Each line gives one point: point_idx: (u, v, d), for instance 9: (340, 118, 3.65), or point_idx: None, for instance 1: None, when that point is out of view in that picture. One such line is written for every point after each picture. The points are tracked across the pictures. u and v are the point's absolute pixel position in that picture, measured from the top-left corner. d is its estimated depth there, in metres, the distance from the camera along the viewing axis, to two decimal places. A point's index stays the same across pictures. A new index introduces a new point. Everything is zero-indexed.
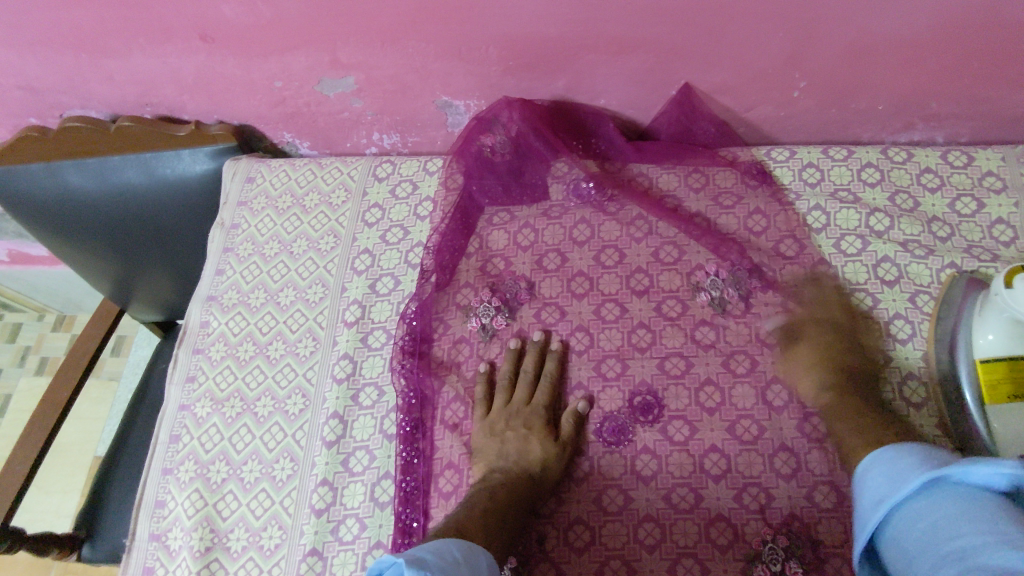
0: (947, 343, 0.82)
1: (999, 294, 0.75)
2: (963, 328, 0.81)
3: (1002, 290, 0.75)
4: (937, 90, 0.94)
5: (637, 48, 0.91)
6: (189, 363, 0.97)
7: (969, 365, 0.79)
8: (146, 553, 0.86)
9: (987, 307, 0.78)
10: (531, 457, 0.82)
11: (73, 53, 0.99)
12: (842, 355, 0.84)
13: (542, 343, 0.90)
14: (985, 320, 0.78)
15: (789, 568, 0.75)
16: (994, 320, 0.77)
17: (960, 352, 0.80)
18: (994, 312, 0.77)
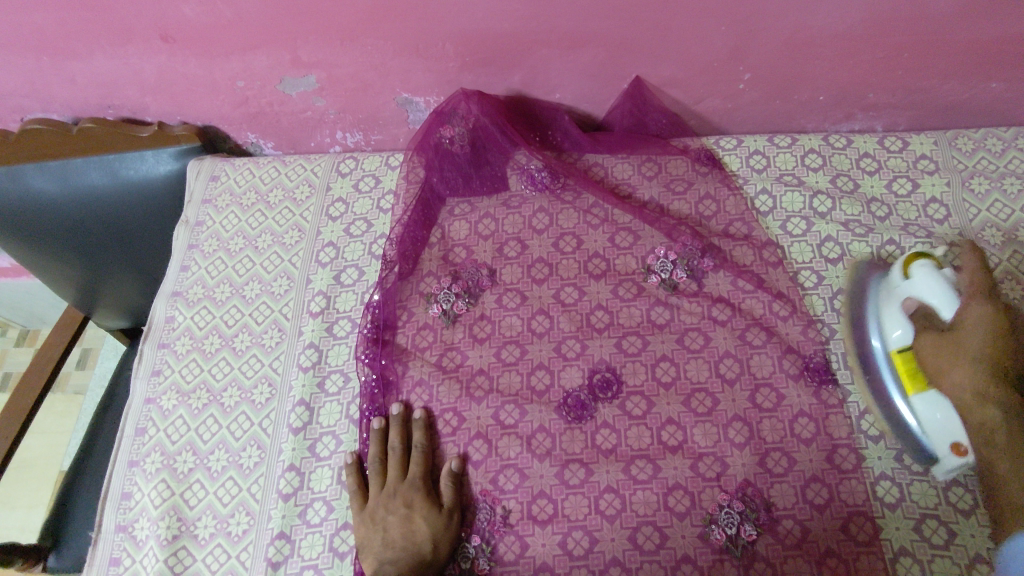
0: (862, 347, 0.86)
1: (913, 282, 0.81)
2: (872, 324, 0.86)
3: (915, 276, 0.81)
4: (872, 81, 1.00)
5: (588, 43, 0.95)
6: (155, 357, 0.98)
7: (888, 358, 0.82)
8: (112, 544, 0.86)
9: (886, 307, 0.84)
10: (421, 542, 0.79)
11: (34, 55, 1.00)
12: (1003, 347, 0.74)
13: (402, 415, 0.88)
14: (891, 317, 0.83)
15: (743, 531, 0.78)
16: (900, 313, 0.82)
17: (873, 350, 0.85)
18: (896, 308, 0.83)
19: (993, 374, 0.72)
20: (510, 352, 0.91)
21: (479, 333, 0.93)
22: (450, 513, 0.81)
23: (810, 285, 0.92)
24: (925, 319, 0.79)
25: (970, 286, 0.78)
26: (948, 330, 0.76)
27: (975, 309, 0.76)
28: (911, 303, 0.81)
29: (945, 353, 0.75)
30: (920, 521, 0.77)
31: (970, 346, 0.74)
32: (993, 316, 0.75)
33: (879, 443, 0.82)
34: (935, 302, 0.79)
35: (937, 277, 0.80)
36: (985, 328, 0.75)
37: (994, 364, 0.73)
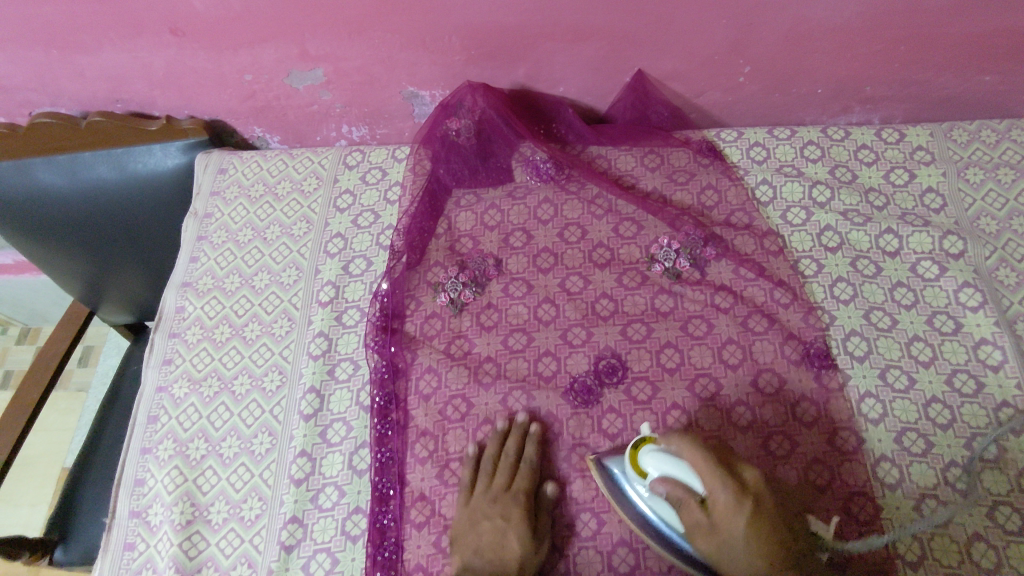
0: (639, 520, 0.78)
1: (652, 476, 0.76)
2: (631, 493, 0.79)
3: (653, 474, 0.75)
4: (869, 74, 1.02)
5: (592, 36, 0.96)
6: (166, 347, 0.99)
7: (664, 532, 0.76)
8: (126, 529, 0.87)
9: (649, 495, 0.77)
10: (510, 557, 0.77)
11: (43, 49, 1.01)
12: (767, 538, 0.70)
13: (525, 425, 0.87)
14: (656, 502, 0.76)
15: None
16: (666, 504, 0.76)
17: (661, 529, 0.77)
18: (658, 499, 0.76)
19: (776, 568, 0.69)
20: (516, 339, 0.93)
21: (486, 321, 0.94)
22: (543, 534, 0.80)
23: (810, 272, 0.94)
24: (687, 506, 0.73)
25: (702, 468, 0.72)
26: (706, 520, 0.72)
27: (721, 497, 0.71)
28: (660, 487, 0.75)
29: (721, 550, 0.71)
30: (918, 500, 0.79)
31: (737, 546, 0.70)
32: (743, 501, 0.71)
33: (879, 426, 0.83)
34: (685, 480, 0.74)
35: (669, 463, 0.74)
36: (740, 524, 0.70)
37: (770, 555, 0.69)
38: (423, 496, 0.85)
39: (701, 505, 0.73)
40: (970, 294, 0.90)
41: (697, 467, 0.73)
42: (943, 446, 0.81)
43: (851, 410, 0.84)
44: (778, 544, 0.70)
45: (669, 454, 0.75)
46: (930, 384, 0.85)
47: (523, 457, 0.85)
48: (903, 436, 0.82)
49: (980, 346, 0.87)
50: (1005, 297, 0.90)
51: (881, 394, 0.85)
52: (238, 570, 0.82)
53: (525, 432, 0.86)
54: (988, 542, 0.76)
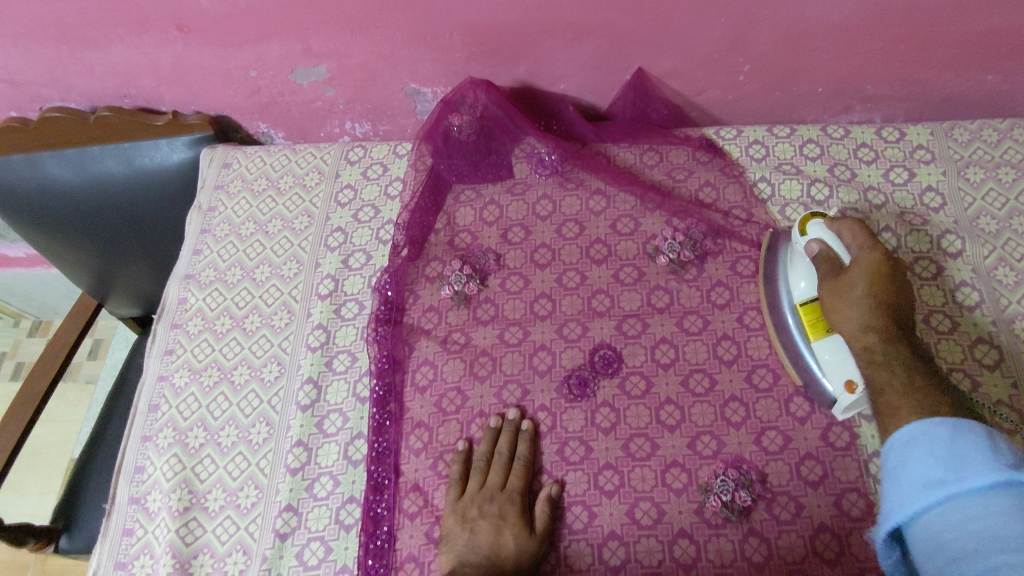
0: (775, 305, 0.89)
1: (810, 236, 0.83)
2: (784, 284, 0.89)
3: (810, 236, 0.82)
4: (869, 73, 1.02)
5: (592, 34, 0.97)
6: (168, 337, 1.01)
7: (793, 310, 0.86)
8: (125, 515, 0.89)
9: (792, 265, 0.87)
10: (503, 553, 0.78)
11: (54, 44, 1.03)
12: (885, 279, 0.76)
13: (515, 422, 0.87)
14: (796, 269, 0.86)
15: (739, 496, 0.80)
16: (805, 264, 0.85)
17: (783, 309, 0.88)
18: (801, 261, 0.85)
19: (887, 337, 0.73)
20: (512, 333, 0.94)
21: (483, 315, 0.95)
22: (539, 535, 0.80)
23: None
24: (829, 263, 0.80)
25: (857, 235, 0.79)
26: (835, 270, 0.79)
27: (864, 254, 0.78)
28: (813, 247, 0.82)
29: (839, 297, 0.77)
30: None
31: (858, 288, 0.76)
32: (880, 264, 0.77)
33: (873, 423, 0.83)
34: (838, 249, 0.80)
35: (827, 232, 0.81)
36: (870, 253, 0.77)
37: (881, 323, 0.74)
38: (417, 487, 0.86)
39: (841, 263, 0.79)
40: (966, 293, 0.90)
41: (850, 234, 0.79)
42: None
43: None
44: (893, 300, 0.76)
45: (833, 227, 0.81)
46: None
47: (516, 456, 0.85)
48: None
49: (976, 345, 0.86)
50: (1004, 296, 0.89)
51: None
52: (233, 556, 0.84)
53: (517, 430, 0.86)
54: None
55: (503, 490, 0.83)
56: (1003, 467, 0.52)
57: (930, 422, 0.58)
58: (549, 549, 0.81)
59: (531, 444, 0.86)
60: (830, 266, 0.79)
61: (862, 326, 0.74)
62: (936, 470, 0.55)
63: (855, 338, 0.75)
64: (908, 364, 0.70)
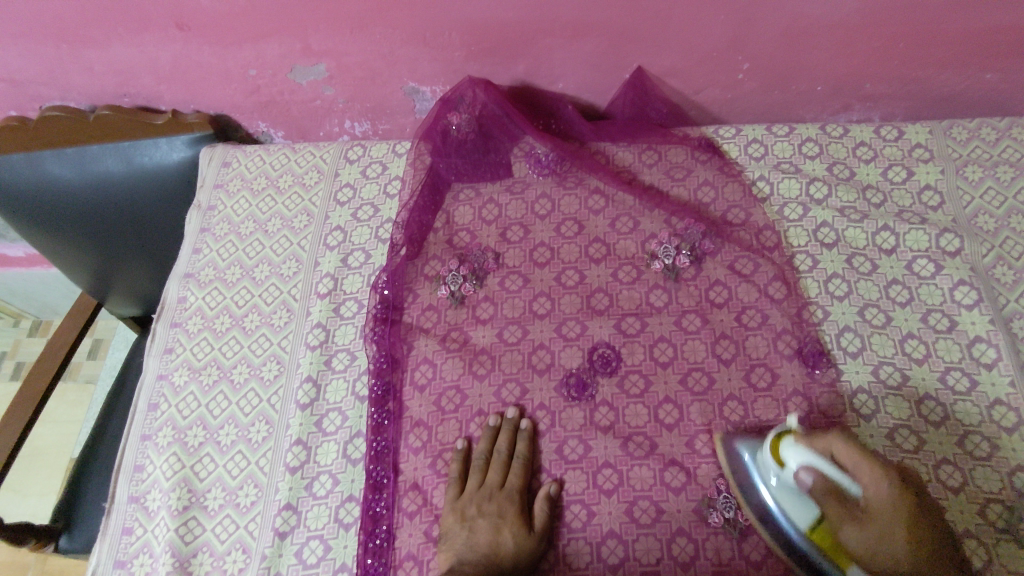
0: (762, 513, 0.77)
1: (791, 469, 0.73)
2: (766, 492, 0.77)
3: (792, 465, 0.73)
4: (868, 72, 1.02)
5: (590, 33, 0.97)
6: (167, 336, 1.01)
7: (798, 531, 0.74)
8: (125, 514, 0.89)
9: (778, 492, 0.75)
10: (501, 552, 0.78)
11: (54, 43, 1.03)
12: (910, 501, 0.69)
13: (514, 420, 0.87)
14: (789, 504, 0.75)
15: (740, 514, 0.79)
16: (800, 499, 0.74)
17: (783, 532, 0.76)
18: (789, 494, 0.74)
19: (928, 561, 0.67)
20: (511, 332, 0.94)
21: (482, 314, 0.95)
22: (537, 533, 0.80)
23: (805, 268, 0.94)
24: (835, 497, 0.70)
25: (860, 460, 0.70)
26: (861, 512, 0.69)
27: (880, 489, 0.69)
28: (803, 478, 0.71)
29: (878, 541, 0.68)
30: None
31: (898, 538, 0.67)
32: (901, 505, 0.68)
33: (871, 422, 0.83)
34: (835, 476, 0.70)
35: (817, 458, 0.71)
36: (886, 484, 0.69)
37: (925, 553, 0.67)
38: (416, 485, 0.86)
39: (857, 497, 0.70)
40: (965, 292, 0.89)
41: (851, 462, 0.71)
42: (934, 442, 0.81)
43: (843, 406, 0.84)
44: (928, 531, 0.68)
45: (818, 447, 0.73)
46: (923, 382, 0.85)
47: (515, 454, 0.85)
48: (895, 433, 0.82)
49: (975, 344, 0.86)
50: (1002, 295, 0.89)
51: (873, 390, 0.85)
52: (232, 555, 0.84)
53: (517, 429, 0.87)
54: (978, 539, 0.76)
55: (503, 489, 0.83)
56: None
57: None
58: (548, 547, 0.81)
59: (530, 443, 0.86)
60: (841, 508, 0.69)
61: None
62: None
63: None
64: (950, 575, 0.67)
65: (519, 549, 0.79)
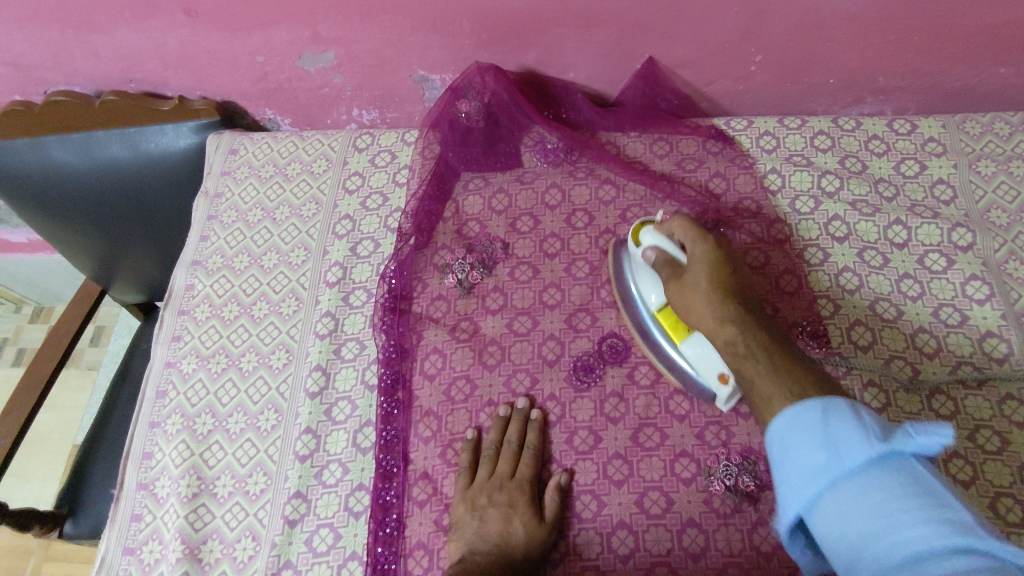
0: (636, 319, 0.89)
1: (645, 245, 0.86)
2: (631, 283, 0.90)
3: (645, 244, 0.86)
4: (881, 65, 1.01)
5: (603, 22, 0.96)
6: (175, 324, 1.00)
7: (655, 322, 0.87)
8: (134, 501, 0.89)
9: (638, 270, 0.89)
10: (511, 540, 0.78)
11: (59, 27, 1.02)
12: (724, 279, 0.80)
13: (524, 411, 0.87)
14: (643, 279, 0.88)
15: (741, 482, 0.80)
16: (649, 272, 0.87)
17: (643, 319, 0.88)
18: (643, 270, 0.88)
19: (726, 314, 0.76)
20: (521, 322, 0.93)
21: (491, 304, 0.95)
22: (548, 523, 0.80)
23: (815, 262, 0.94)
24: (668, 266, 0.84)
25: (689, 234, 0.85)
26: (682, 276, 0.82)
27: (699, 249, 0.82)
28: (651, 255, 0.86)
29: (693, 298, 0.80)
30: None
31: (701, 283, 0.79)
32: (712, 255, 0.82)
33: (883, 415, 0.83)
34: (672, 251, 0.84)
35: (659, 236, 0.85)
36: (705, 257, 0.82)
37: (726, 307, 0.77)
38: (426, 475, 0.86)
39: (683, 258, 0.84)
40: (977, 286, 0.89)
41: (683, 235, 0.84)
42: None
43: (854, 399, 0.84)
44: (734, 286, 0.79)
45: (662, 232, 0.86)
46: (934, 375, 0.85)
47: (526, 445, 0.85)
48: (907, 427, 0.82)
49: (986, 338, 0.86)
50: (1014, 289, 0.89)
51: (884, 383, 0.85)
52: (242, 542, 0.84)
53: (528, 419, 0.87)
54: None
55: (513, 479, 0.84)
56: (872, 440, 0.50)
57: (805, 407, 0.56)
58: (558, 535, 0.81)
59: (541, 434, 0.86)
60: (671, 270, 0.83)
61: (712, 306, 0.77)
62: (817, 454, 0.52)
63: (715, 332, 0.76)
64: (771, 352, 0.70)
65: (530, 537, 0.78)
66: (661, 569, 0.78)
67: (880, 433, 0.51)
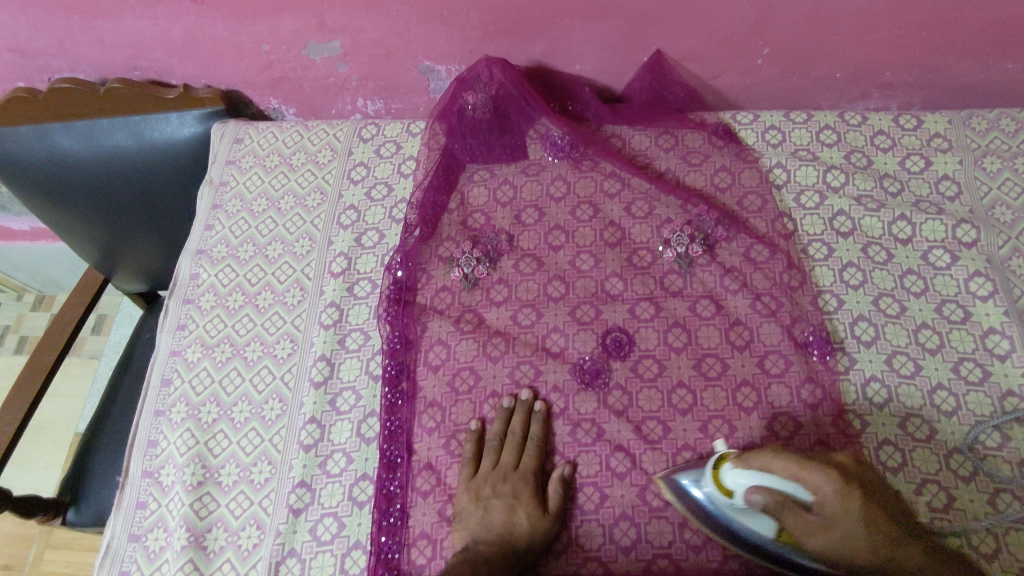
0: (726, 536, 0.74)
1: (743, 491, 0.70)
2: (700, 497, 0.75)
3: (742, 490, 0.70)
4: (888, 59, 1.01)
5: (610, 13, 0.96)
6: (180, 312, 1.01)
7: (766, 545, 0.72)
8: (139, 488, 0.90)
9: (732, 514, 0.73)
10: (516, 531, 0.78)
11: (65, 13, 1.01)
12: (863, 502, 0.68)
13: (528, 404, 0.87)
14: (743, 518, 0.72)
15: None
16: (756, 519, 0.71)
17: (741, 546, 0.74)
18: (741, 516, 0.72)
19: (889, 543, 0.67)
20: (526, 315, 0.94)
21: (496, 297, 0.95)
22: (552, 514, 0.80)
23: (819, 256, 0.94)
24: (793, 514, 0.68)
25: (794, 466, 0.70)
26: (821, 523, 0.67)
27: (827, 491, 0.68)
28: (757, 498, 0.69)
29: (843, 546, 0.67)
30: (919, 485, 0.79)
31: (852, 522, 0.67)
32: (841, 485, 0.68)
33: (883, 410, 0.84)
34: (787, 490, 0.68)
35: (764, 475, 0.69)
36: (833, 488, 0.68)
37: (883, 535, 0.67)
38: (429, 465, 0.86)
39: (808, 511, 0.68)
40: (980, 283, 0.90)
41: (784, 469, 0.70)
42: (946, 432, 0.82)
43: (855, 394, 0.85)
44: (873, 501, 0.68)
45: (752, 465, 0.71)
46: (936, 371, 0.85)
47: (530, 436, 0.86)
48: (907, 422, 0.83)
49: (988, 335, 0.87)
50: (1016, 286, 0.89)
51: (886, 378, 0.85)
52: (247, 531, 0.84)
53: (532, 411, 0.87)
54: (987, 528, 0.77)
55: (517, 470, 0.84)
56: None
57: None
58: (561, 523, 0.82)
59: (546, 426, 0.86)
60: (799, 521, 0.68)
61: (872, 546, 0.67)
62: None
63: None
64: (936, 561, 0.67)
65: (534, 528, 0.79)
66: (662, 561, 0.79)
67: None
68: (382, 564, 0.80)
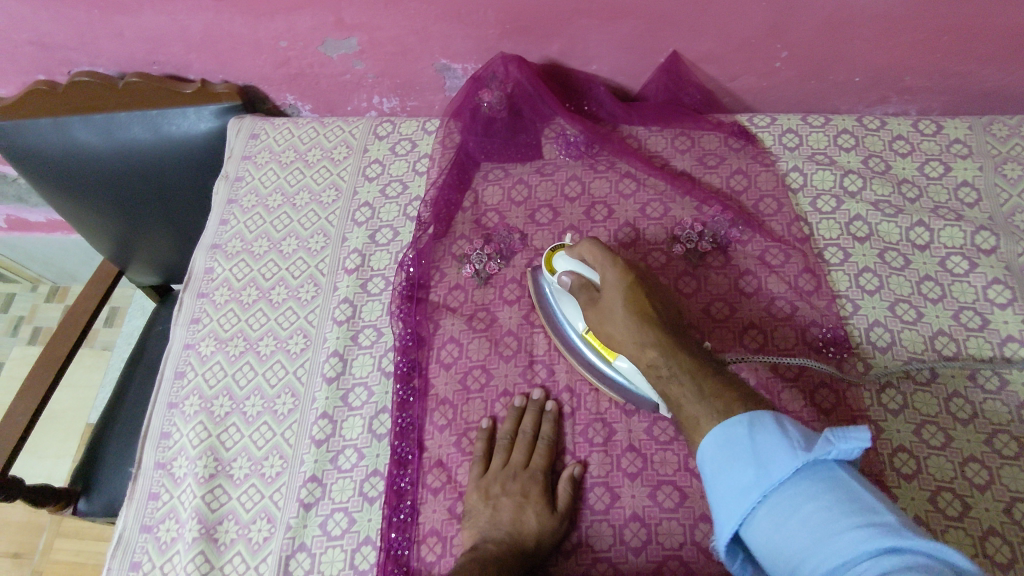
0: (559, 335, 0.89)
1: (559, 271, 0.87)
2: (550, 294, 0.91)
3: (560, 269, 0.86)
4: (909, 64, 1.00)
5: (628, 14, 0.95)
6: (194, 306, 1.01)
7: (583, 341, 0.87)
8: (152, 480, 0.90)
9: (561, 299, 0.89)
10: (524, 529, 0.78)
11: (85, 7, 1.02)
12: (641, 302, 0.79)
13: (539, 403, 0.87)
14: (566, 306, 0.88)
15: None
16: (572, 302, 0.87)
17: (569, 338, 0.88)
18: (566, 298, 0.88)
19: (644, 320, 0.77)
20: (538, 314, 0.94)
21: (508, 295, 0.95)
22: (560, 514, 0.80)
23: (835, 261, 0.94)
24: (585, 292, 0.84)
25: (599, 255, 0.84)
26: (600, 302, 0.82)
27: (611, 273, 0.82)
28: (566, 280, 0.86)
29: (610, 318, 0.80)
30: (934, 493, 0.78)
31: (616, 306, 0.79)
32: (624, 275, 0.81)
33: (899, 416, 0.83)
34: (587, 275, 0.84)
35: (573, 259, 0.85)
36: (618, 290, 0.80)
37: (642, 312, 0.78)
38: (440, 463, 0.86)
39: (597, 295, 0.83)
40: (998, 291, 0.89)
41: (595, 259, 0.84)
42: (962, 439, 0.81)
43: (870, 399, 0.84)
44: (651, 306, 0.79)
45: (575, 252, 0.86)
46: (952, 378, 0.84)
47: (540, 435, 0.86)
48: (923, 429, 0.82)
49: (1005, 343, 0.86)
50: None
51: (902, 385, 0.84)
52: (257, 524, 0.84)
53: (543, 411, 0.87)
54: (1003, 537, 0.76)
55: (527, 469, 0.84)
56: (797, 450, 0.56)
57: (730, 421, 0.62)
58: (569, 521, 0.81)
59: (556, 426, 0.86)
60: (589, 301, 0.83)
61: (632, 330, 0.76)
62: (749, 472, 0.57)
63: (638, 353, 0.76)
64: (687, 368, 0.71)
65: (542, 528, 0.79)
66: (672, 562, 0.78)
67: (804, 443, 0.57)
68: (391, 560, 0.80)
